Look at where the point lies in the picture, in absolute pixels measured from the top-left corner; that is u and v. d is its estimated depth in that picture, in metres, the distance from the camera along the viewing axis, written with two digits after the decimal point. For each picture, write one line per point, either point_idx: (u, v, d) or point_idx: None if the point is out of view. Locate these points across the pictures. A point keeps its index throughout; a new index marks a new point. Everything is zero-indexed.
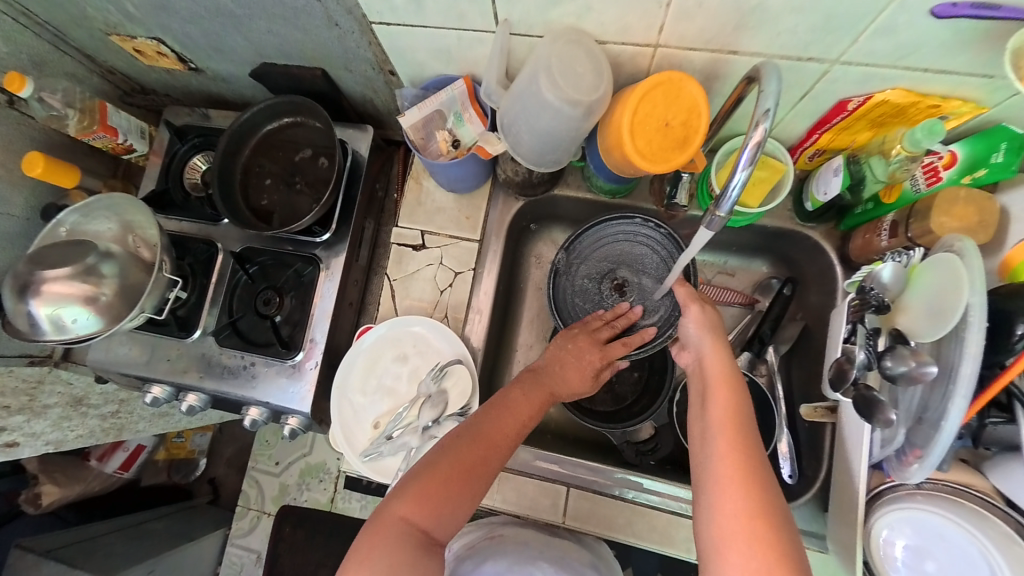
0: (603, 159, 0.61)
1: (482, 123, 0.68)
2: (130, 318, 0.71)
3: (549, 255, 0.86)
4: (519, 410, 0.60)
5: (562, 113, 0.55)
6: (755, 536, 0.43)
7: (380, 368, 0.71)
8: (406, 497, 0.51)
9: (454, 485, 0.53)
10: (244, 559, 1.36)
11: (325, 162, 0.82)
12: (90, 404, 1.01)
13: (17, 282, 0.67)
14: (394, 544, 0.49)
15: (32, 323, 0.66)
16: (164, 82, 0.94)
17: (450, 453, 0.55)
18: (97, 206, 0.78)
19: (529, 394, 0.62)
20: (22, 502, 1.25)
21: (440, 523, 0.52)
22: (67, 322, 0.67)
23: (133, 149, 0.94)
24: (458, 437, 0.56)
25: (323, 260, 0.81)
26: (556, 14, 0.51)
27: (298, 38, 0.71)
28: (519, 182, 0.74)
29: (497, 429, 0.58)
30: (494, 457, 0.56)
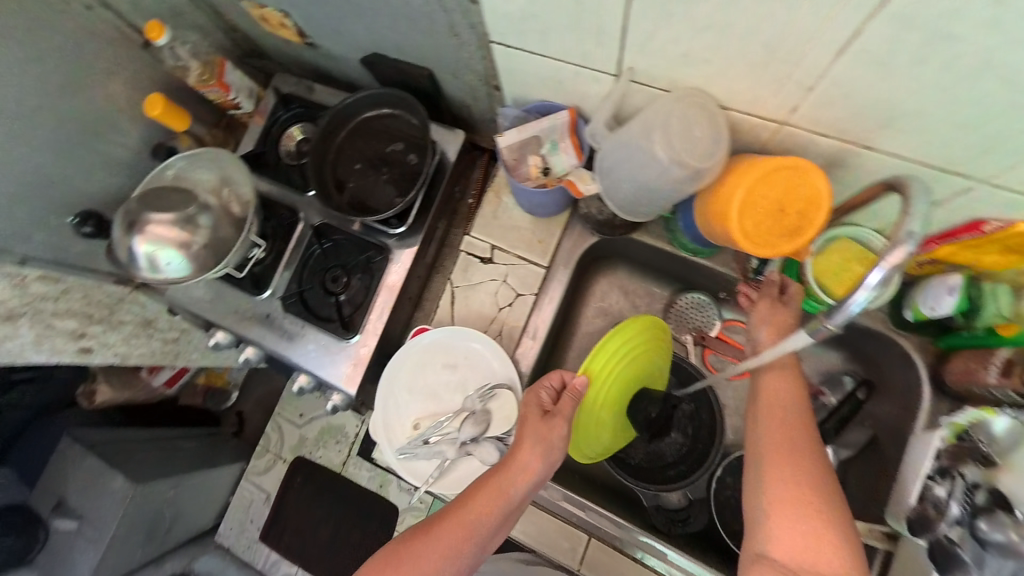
0: (699, 222, 0.59)
1: (576, 157, 0.68)
2: (214, 270, 0.77)
3: (609, 297, 0.85)
4: (469, 518, 0.56)
5: (668, 171, 0.54)
6: (806, 501, 0.49)
7: (428, 371, 0.72)
8: None
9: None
10: (251, 498, 1.51)
11: (414, 159, 0.84)
12: (157, 327, 1.13)
13: (127, 215, 0.74)
14: None
15: (131, 257, 0.73)
16: (279, 49, 0.99)
17: (386, 556, 0.56)
18: (203, 157, 0.84)
19: (487, 493, 0.58)
20: (80, 394, 1.41)
21: None
22: (162, 264, 0.73)
23: (239, 106, 1.00)
24: (399, 541, 0.58)
25: (393, 252, 0.83)
26: (684, 73, 0.50)
27: (416, 39, 0.73)
28: (600, 221, 0.73)
29: (447, 528, 0.56)
30: (442, 558, 0.54)
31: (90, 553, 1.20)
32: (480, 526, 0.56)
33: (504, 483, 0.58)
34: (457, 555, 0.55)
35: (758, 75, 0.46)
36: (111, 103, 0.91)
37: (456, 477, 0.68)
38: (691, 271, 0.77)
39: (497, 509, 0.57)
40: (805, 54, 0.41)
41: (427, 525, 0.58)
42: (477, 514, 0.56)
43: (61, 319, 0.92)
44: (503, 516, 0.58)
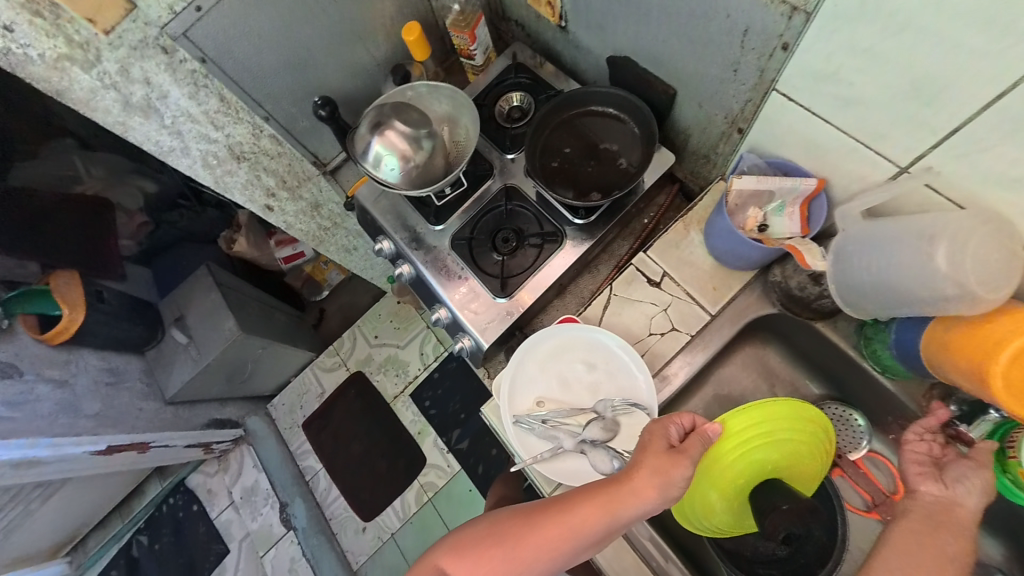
0: (934, 347, 0.57)
1: (800, 227, 0.68)
2: (417, 189, 0.85)
3: (746, 368, 0.82)
4: (568, 525, 0.53)
5: (930, 281, 0.53)
6: None
7: (568, 360, 0.75)
8: (447, 557, 0.56)
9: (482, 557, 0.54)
10: (311, 388, 1.82)
11: (623, 165, 0.86)
12: (322, 213, 1.27)
13: (371, 114, 0.83)
14: None
15: (364, 151, 0.83)
16: (524, 21, 1.05)
17: (484, 526, 0.57)
18: (442, 91, 0.91)
19: (592, 506, 0.52)
20: (222, 238, 1.79)
21: None
22: (384, 167, 0.83)
23: (472, 59, 1.06)
24: (497, 518, 0.57)
25: (566, 239, 0.87)
26: (996, 193, 0.50)
27: (683, 60, 0.75)
28: (793, 294, 0.70)
29: (547, 526, 0.53)
30: (538, 553, 0.52)
31: (190, 370, 1.49)
32: (575, 536, 0.52)
33: (610, 503, 0.52)
34: (551, 554, 0.52)
35: None
36: (377, 18, 1.02)
37: (561, 468, 0.69)
38: (855, 379, 0.73)
39: (602, 524, 0.52)
40: None
41: (525, 514, 0.56)
42: (575, 521, 0.52)
43: (267, 176, 1.09)
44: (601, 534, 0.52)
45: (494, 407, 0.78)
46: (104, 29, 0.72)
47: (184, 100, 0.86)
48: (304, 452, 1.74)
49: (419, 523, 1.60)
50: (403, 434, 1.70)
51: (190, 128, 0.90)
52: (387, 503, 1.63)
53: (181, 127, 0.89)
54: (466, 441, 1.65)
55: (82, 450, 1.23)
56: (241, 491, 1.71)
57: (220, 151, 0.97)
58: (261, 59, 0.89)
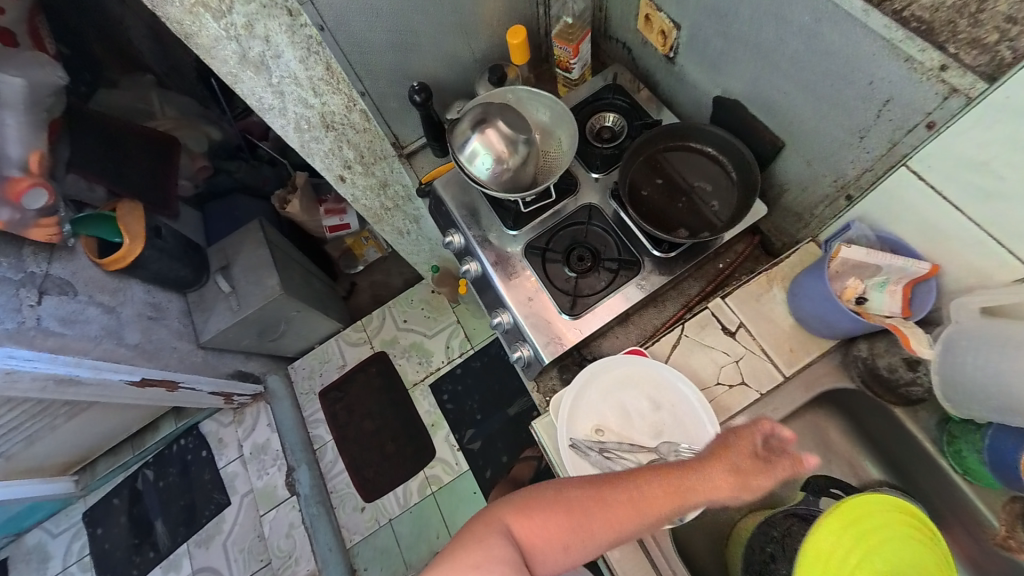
0: None
1: (902, 307, 0.66)
2: (504, 193, 0.85)
3: (805, 435, 0.81)
4: (642, 506, 0.55)
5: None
6: None
7: (635, 395, 0.74)
8: (513, 512, 0.57)
9: (553, 520, 0.56)
10: (334, 357, 1.83)
11: (715, 207, 0.84)
12: (387, 193, 1.28)
13: (474, 111, 0.83)
14: (497, 540, 0.54)
15: (462, 144, 0.83)
16: (628, 43, 1.05)
17: (553, 491, 0.58)
18: (540, 98, 0.90)
19: (669, 490, 0.55)
20: (276, 197, 1.82)
21: (545, 545, 0.55)
22: (477, 163, 0.83)
23: (569, 72, 1.06)
24: (567, 485, 0.58)
25: (643, 270, 0.86)
26: None
27: (803, 117, 0.73)
28: (878, 374, 0.69)
29: (619, 496, 0.55)
30: (611, 519, 0.55)
31: (227, 320, 1.51)
32: (649, 514, 0.55)
33: (686, 488, 0.55)
34: (621, 521, 0.55)
35: None
36: (486, 16, 1.02)
37: None
38: (921, 467, 0.73)
39: (678, 507, 0.55)
40: None
41: (596, 484, 0.57)
42: (650, 501, 0.55)
43: (348, 149, 1.09)
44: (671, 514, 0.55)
45: (547, 425, 0.78)
46: None
47: (294, 63, 0.85)
48: (316, 420, 1.76)
49: (419, 513, 1.60)
50: (417, 423, 1.71)
51: (293, 90, 0.90)
52: (391, 487, 1.63)
53: (284, 88, 0.89)
54: (478, 442, 1.65)
55: (121, 378, 1.27)
56: (251, 446, 1.73)
57: (313, 117, 0.97)
58: (370, 37, 0.91)
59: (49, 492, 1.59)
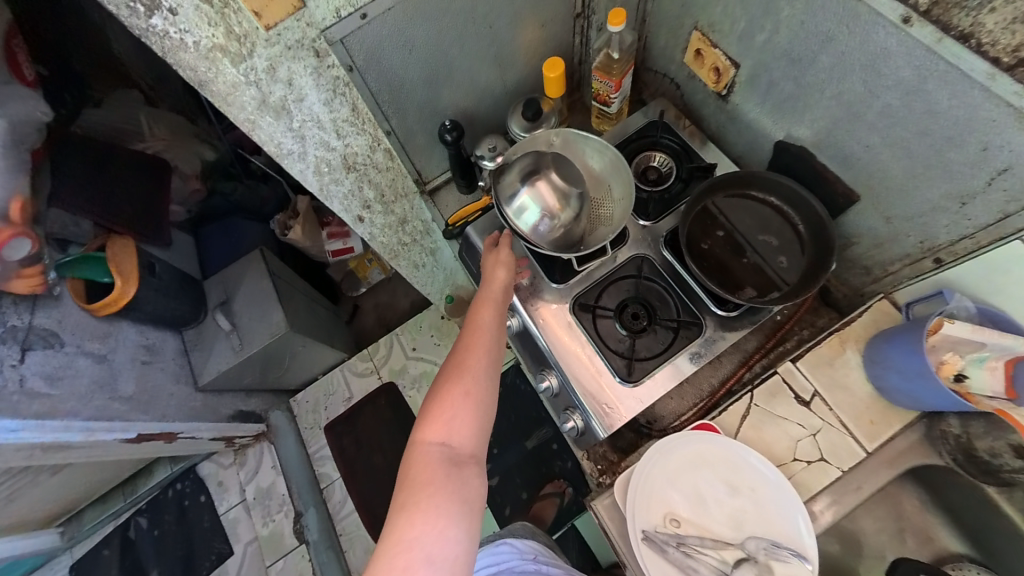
0: None
1: (1004, 387, 0.62)
2: (553, 250, 0.78)
3: (887, 496, 0.78)
4: (471, 335, 0.77)
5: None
6: None
7: (712, 479, 0.68)
8: (428, 428, 0.69)
9: (466, 416, 0.70)
10: (339, 389, 1.73)
11: (782, 264, 0.80)
12: (405, 229, 1.19)
13: (520, 164, 0.79)
14: (434, 459, 0.66)
15: (510, 197, 0.79)
16: (671, 74, 1.02)
17: (447, 387, 0.72)
18: (591, 142, 0.83)
19: (488, 311, 0.80)
20: (277, 221, 1.71)
21: (461, 432, 0.69)
22: (525, 217, 0.78)
23: (609, 105, 1.04)
24: (445, 372, 0.75)
25: (706, 331, 0.80)
26: None
27: (888, 172, 0.69)
28: (971, 453, 0.67)
29: (473, 339, 0.77)
30: (474, 362, 0.74)
31: (230, 359, 1.40)
32: (483, 333, 0.77)
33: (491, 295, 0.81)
34: (485, 363, 0.75)
35: None
36: (522, 46, 0.99)
37: None
38: (1010, 540, 0.68)
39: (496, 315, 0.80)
40: None
41: (455, 349, 0.77)
42: (475, 323, 0.79)
43: (370, 189, 1.01)
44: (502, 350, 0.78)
45: (611, 507, 0.71)
46: (267, 25, 0.64)
47: (318, 106, 0.78)
48: (322, 457, 1.65)
49: None
50: None
51: (315, 134, 0.81)
52: None
53: (307, 133, 0.80)
54: (497, 476, 1.56)
55: (115, 438, 1.15)
56: (256, 490, 1.63)
57: (335, 160, 0.88)
58: (402, 70, 0.85)
59: (30, 547, 1.45)
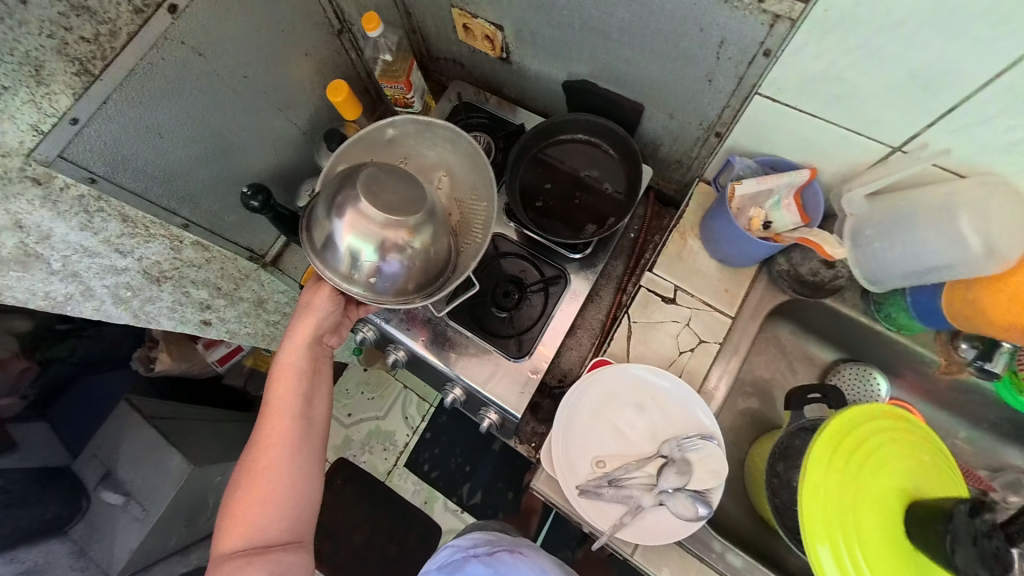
0: (959, 312, 0.63)
1: (799, 215, 0.69)
2: (423, 291, 0.73)
3: (770, 345, 0.85)
4: (269, 414, 0.75)
5: (942, 249, 0.61)
6: None
7: (617, 409, 0.70)
8: (229, 519, 0.71)
9: (269, 504, 0.72)
10: None
11: (609, 189, 0.86)
12: (268, 307, 1.11)
13: (342, 192, 0.67)
14: (235, 554, 0.69)
15: (332, 241, 0.67)
16: (458, 56, 1.05)
17: (248, 475, 0.72)
18: (434, 135, 0.82)
19: (287, 385, 0.76)
20: (137, 359, 1.49)
21: (264, 519, 0.71)
22: (364, 258, 0.67)
23: (411, 106, 1.02)
24: (249, 456, 0.74)
25: (570, 278, 0.83)
26: (986, 157, 0.55)
27: (651, 75, 0.75)
28: (805, 281, 0.73)
29: (272, 420, 0.75)
30: (280, 446, 0.74)
31: (138, 532, 1.19)
32: (282, 412, 0.75)
33: (290, 361, 0.77)
34: (290, 443, 0.74)
35: None
36: (297, 82, 0.95)
37: (645, 527, 0.65)
38: (863, 336, 0.79)
39: (296, 388, 0.76)
40: None
41: (258, 426, 0.76)
42: (274, 401, 0.76)
43: (197, 288, 0.92)
44: (313, 419, 0.78)
45: (549, 479, 0.72)
46: None
47: (74, 235, 0.70)
48: None
49: None
50: (408, 506, 1.53)
51: (89, 264, 0.74)
52: None
53: (78, 267, 0.73)
54: (479, 494, 1.51)
55: None
56: None
57: (134, 279, 0.81)
58: (165, 158, 0.76)
59: None
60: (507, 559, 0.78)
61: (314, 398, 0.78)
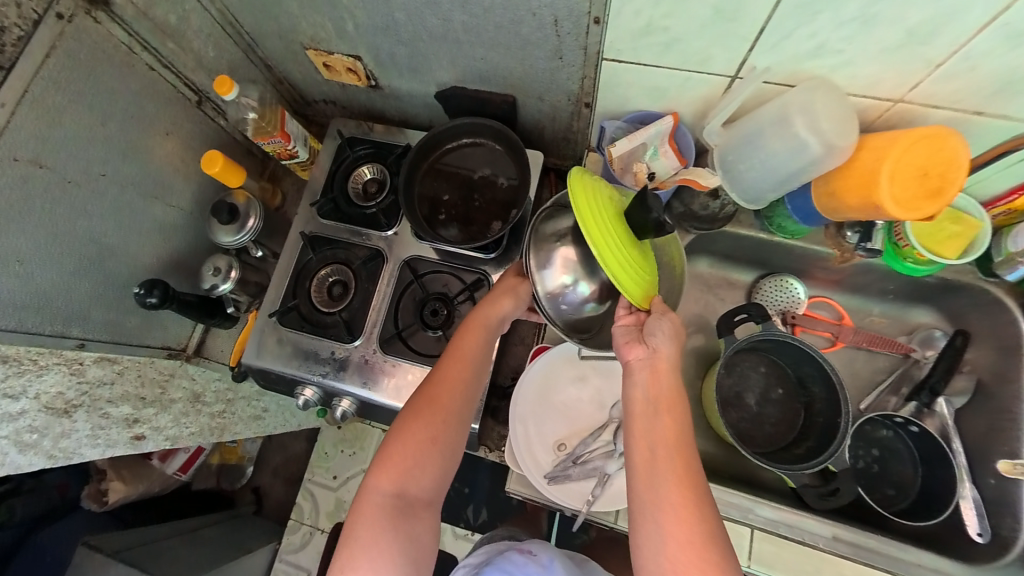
0: (819, 201, 0.70)
1: (676, 158, 0.74)
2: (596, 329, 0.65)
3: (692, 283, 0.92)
4: (443, 375, 0.69)
5: (788, 157, 0.65)
6: (685, 507, 0.52)
7: (561, 387, 0.75)
8: (379, 474, 0.65)
9: (424, 463, 0.65)
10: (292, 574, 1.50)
11: (504, 183, 0.87)
12: (205, 400, 1.04)
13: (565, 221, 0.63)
14: (381, 510, 0.63)
15: (562, 291, 0.62)
16: (331, 95, 1.03)
17: (407, 429, 0.66)
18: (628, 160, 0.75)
19: (468, 351, 0.70)
20: (86, 497, 1.37)
21: (412, 478, 0.65)
22: (578, 295, 0.62)
23: (296, 156, 0.99)
24: (408, 411, 0.68)
25: (492, 277, 0.86)
26: (808, 65, 0.60)
27: (509, 67, 0.77)
28: (702, 215, 0.80)
29: (444, 385, 0.68)
30: (446, 411, 0.67)
31: None
32: (459, 363, 0.70)
33: (482, 324, 0.72)
34: (452, 401, 0.68)
35: (888, 60, 0.57)
36: (168, 165, 0.90)
37: (615, 490, 0.70)
38: (766, 248, 0.87)
39: (483, 353, 0.71)
40: (942, 35, 0.53)
41: (426, 384, 0.69)
42: (463, 359, 0.70)
43: (115, 406, 0.86)
44: (479, 394, 0.72)
45: (520, 477, 0.74)
46: None
47: None
48: None
49: None
50: None
51: None
52: None
53: None
54: (485, 510, 1.49)
55: None
56: None
57: (37, 418, 0.75)
58: (29, 284, 0.70)
59: None
60: (518, 560, 0.75)
61: (483, 372, 0.73)
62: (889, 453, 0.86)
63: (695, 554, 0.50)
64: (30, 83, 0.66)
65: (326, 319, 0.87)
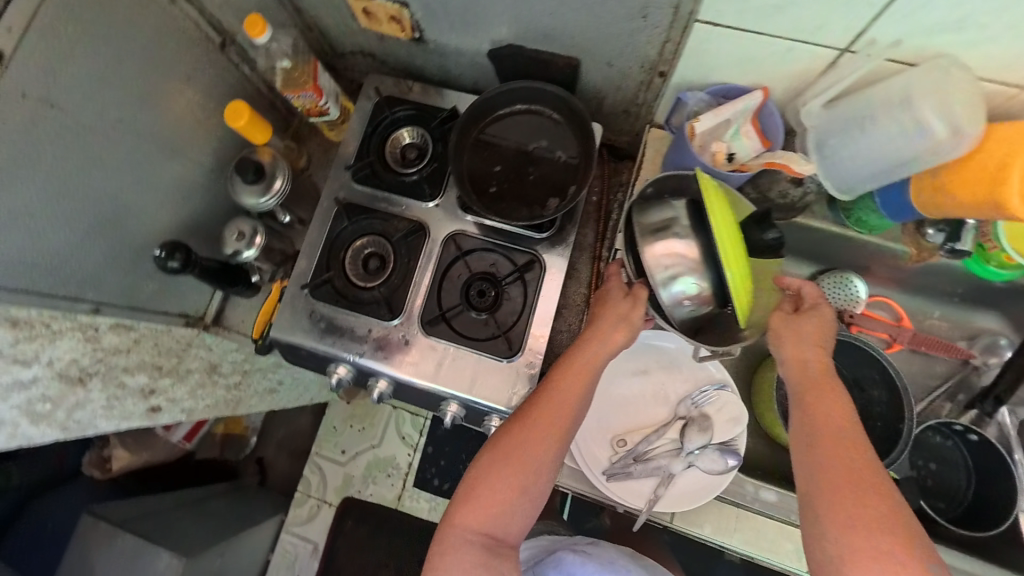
0: (919, 192, 0.65)
1: (759, 140, 0.68)
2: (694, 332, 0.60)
3: None
4: (540, 413, 0.63)
5: (908, 139, 0.60)
6: (862, 494, 0.53)
7: (622, 379, 0.71)
8: (464, 509, 0.61)
9: (513, 504, 0.61)
10: (298, 548, 1.47)
11: (563, 157, 0.80)
12: (222, 372, 0.98)
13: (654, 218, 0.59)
14: (467, 548, 0.60)
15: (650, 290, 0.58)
16: (365, 47, 0.94)
17: (498, 466, 0.62)
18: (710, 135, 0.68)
19: (565, 391, 0.63)
20: (89, 465, 1.34)
21: (500, 519, 0.61)
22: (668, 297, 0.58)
23: (327, 114, 0.90)
24: (497, 445, 0.63)
25: (544, 259, 0.79)
26: (937, 41, 0.54)
27: (580, 25, 0.69)
28: (783, 204, 0.73)
29: (540, 425, 0.62)
30: (540, 455, 0.62)
31: None
32: (556, 403, 0.63)
33: (584, 360, 0.64)
34: (547, 443, 0.62)
35: None
36: (188, 117, 0.82)
37: (678, 491, 0.66)
38: (833, 242, 0.81)
39: (585, 393, 0.64)
40: None
41: (518, 421, 0.63)
42: (565, 399, 0.63)
43: (131, 377, 0.80)
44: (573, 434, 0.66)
45: (573, 471, 0.70)
46: None
47: None
48: None
49: None
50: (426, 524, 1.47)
51: None
52: None
53: None
54: None
55: None
56: None
57: (48, 387, 0.69)
58: (41, 241, 0.63)
59: None
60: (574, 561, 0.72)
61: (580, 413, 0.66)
62: (942, 460, 0.84)
63: (885, 542, 0.51)
64: (40, 6, 0.57)
65: (362, 295, 0.80)
